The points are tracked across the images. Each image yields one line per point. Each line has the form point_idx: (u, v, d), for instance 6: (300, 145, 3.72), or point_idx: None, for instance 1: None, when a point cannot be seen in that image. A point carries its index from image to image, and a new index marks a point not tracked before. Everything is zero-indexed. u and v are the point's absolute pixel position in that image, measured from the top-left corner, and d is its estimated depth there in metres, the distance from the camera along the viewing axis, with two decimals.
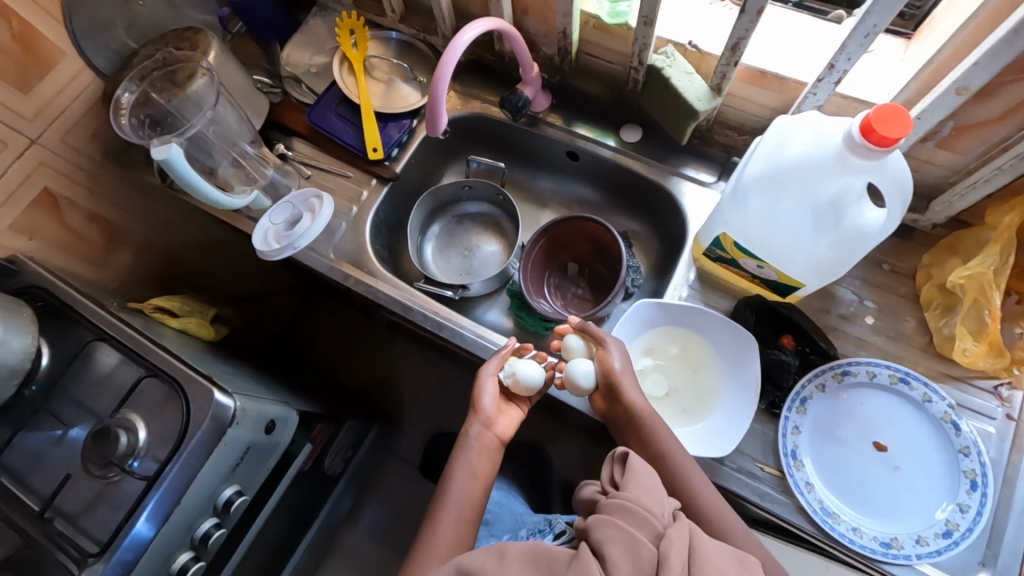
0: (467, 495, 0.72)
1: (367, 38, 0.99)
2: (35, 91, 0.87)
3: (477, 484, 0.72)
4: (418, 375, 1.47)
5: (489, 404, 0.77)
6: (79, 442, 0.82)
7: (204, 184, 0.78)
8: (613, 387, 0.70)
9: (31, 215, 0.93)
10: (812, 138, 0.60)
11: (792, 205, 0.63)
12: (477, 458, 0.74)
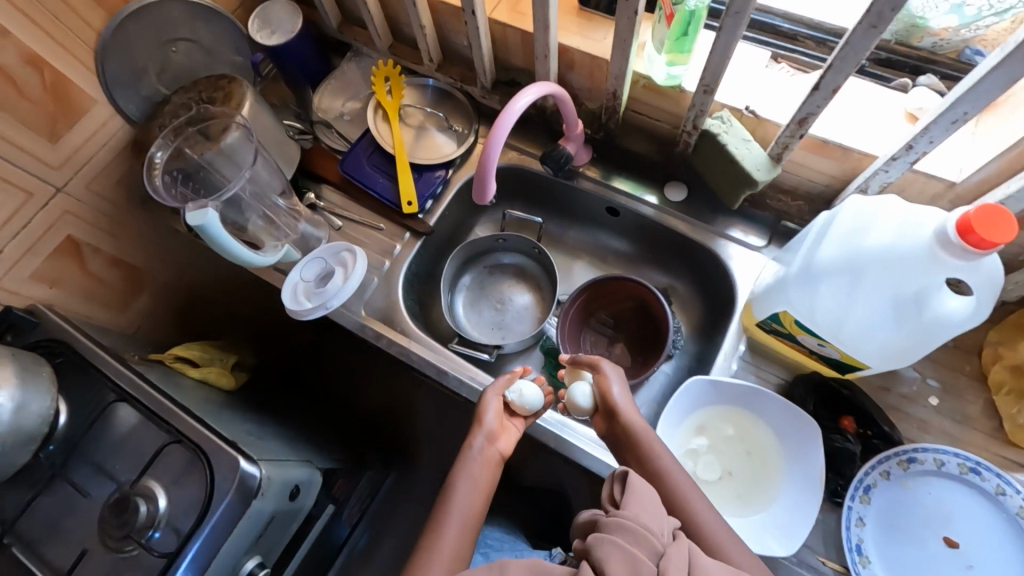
0: (469, 509, 0.65)
1: (402, 86, 0.97)
2: (63, 140, 0.83)
3: (477, 500, 0.66)
4: (439, 418, 1.35)
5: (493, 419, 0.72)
6: (97, 511, 0.78)
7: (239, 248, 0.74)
8: (608, 403, 0.68)
9: (53, 264, 0.90)
10: (896, 228, 0.56)
11: (870, 294, 0.59)
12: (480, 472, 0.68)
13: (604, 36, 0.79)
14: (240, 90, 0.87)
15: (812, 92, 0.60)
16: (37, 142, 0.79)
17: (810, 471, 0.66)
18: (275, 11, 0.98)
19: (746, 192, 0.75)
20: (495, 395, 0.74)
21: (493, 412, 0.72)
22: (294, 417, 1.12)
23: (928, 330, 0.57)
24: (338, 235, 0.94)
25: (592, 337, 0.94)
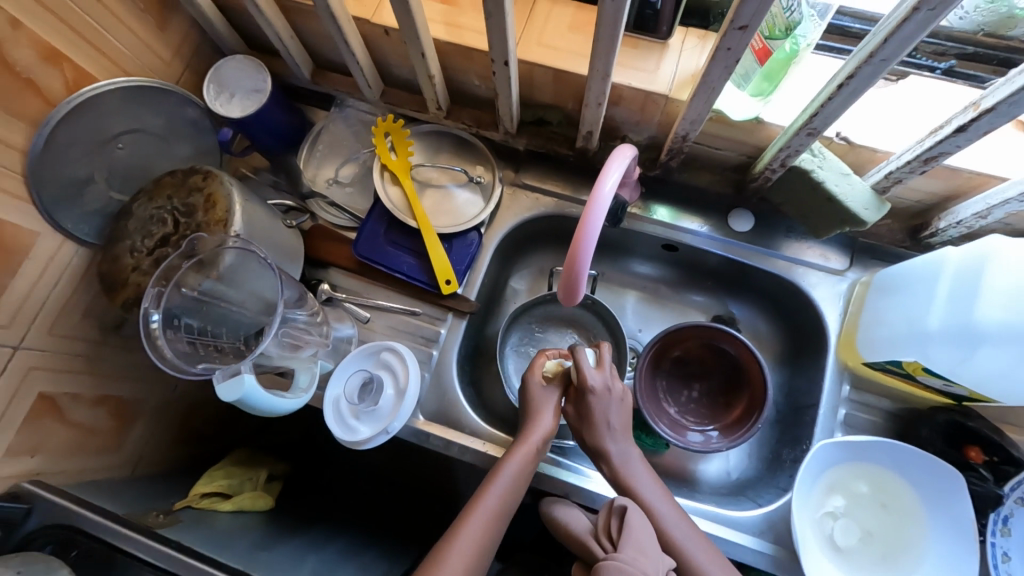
0: (486, 530, 0.61)
1: (407, 141, 0.82)
2: (8, 290, 0.66)
3: (494, 516, 0.63)
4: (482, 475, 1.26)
5: (549, 419, 0.71)
6: None
7: (284, 401, 0.62)
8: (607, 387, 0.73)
9: (30, 431, 0.74)
10: (1005, 299, 0.55)
11: None
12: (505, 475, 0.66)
13: (658, 66, 0.67)
14: (223, 190, 0.69)
15: (953, 132, 0.51)
16: None
17: (961, 522, 0.62)
18: (230, 69, 0.82)
19: (844, 228, 0.68)
20: (540, 387, 0.73)
21: (550, 413, 0.71)
22: (342, 519, 1.01)
23: (920, 346, 0.61)
24: (368, 328, 0.81)
25: (668, 386, 0.88)
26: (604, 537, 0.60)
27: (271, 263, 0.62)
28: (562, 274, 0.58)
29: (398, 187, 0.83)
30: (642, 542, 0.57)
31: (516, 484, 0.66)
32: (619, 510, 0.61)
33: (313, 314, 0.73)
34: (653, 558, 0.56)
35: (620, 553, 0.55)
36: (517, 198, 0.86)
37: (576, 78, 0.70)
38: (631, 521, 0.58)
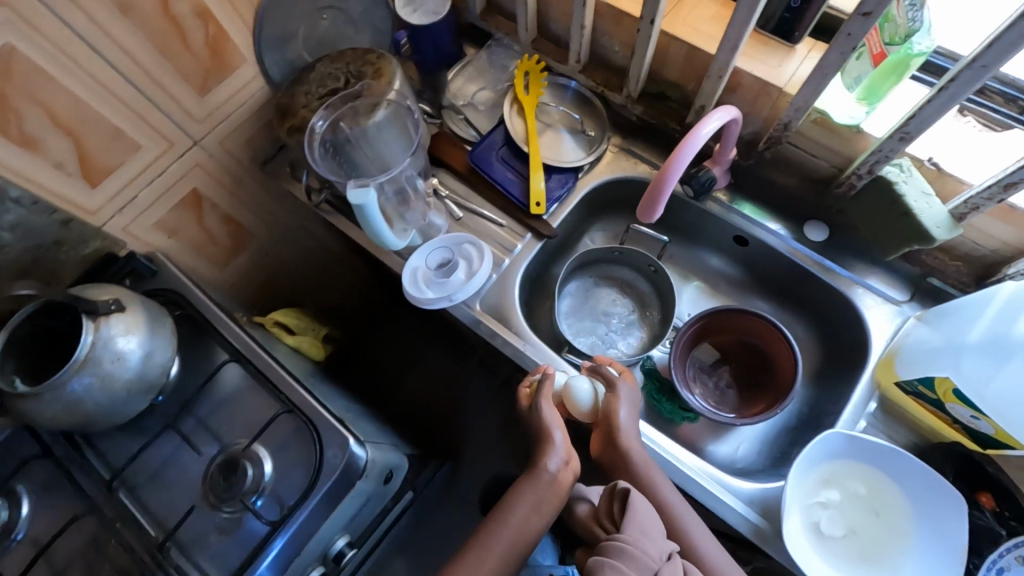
0: (511, 545, 0.69)
1: (541, 83, 0.95)
2: (210, 95, 0.84)
3: (513, 534, 0.69)
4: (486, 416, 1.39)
5: (560, 435, 0.75)
6: (202, 466, 0.80)
7: (383, 229, 0.75)
8: (611, 404, 0.76)
9: (177, 214, 0.91)
10: None
11: None
12: (524, 499, 0.71)
13: (781, 63, 0.76)
14: (390, 66, 0.83)
15: None
16: (187, 94, 0.80)
17: (951, 544, 0.64)
18: None
19: (914, 246, 0.73)
20: (547, 406, 0.76)
21: (561, 430, 0.74)
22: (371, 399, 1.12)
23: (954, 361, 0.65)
24: (459, 225, 0.92)
25: (700, 363, 0.94)
26: (607, 519, 0.67)
27: (421, 129, 0.81)
28: (652, 181, 0.72)
29: (522, 121, 0.95)
30: (646, 530, 0.62)
31: (535, 506, 0.71)
32: (625, 495, 0.66)
33: (421, 198, 0.88)
34: (654, 539, 0.61)
35: (623, 534, 0.61)
36: (619, 159, 0.96)
37: (705, 58, 0.80)
38: (637, 512, 0.63)
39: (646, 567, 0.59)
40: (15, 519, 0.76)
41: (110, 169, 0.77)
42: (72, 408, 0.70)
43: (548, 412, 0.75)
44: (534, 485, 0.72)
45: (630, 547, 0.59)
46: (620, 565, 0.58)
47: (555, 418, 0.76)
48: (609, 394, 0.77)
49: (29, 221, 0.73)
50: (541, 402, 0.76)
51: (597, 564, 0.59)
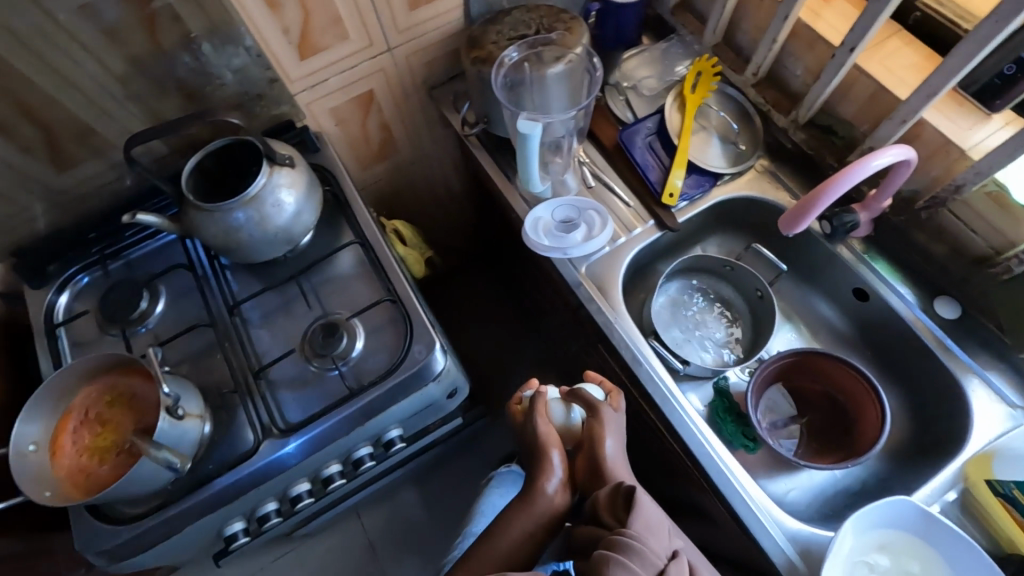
0: (511, 555, 0.68)
1: (710, 85, 0.97)
2: (418, 11, 0.93)
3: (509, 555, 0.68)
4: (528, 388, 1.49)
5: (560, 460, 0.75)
6: (306, 324, 0.89)
7: (531, 165, 0.82)
8: (597, 431, 0.76)
9: (350, 107, 1.02)
10: None
11: None
12: (519, 523, 0.69)
13: (971, 127, 0.75)
14: (583, 30, 0.89)
15: None
16: (402, 3, 0.90)
17: None
18: None
19: None
20: (541, 423, 0.77)
21: (556, 454, 0.74)
22: None
23: None
24: (588, 194, 0.96)
25: (771, 401, 0.94)
26: (610, 516, 0.63)
27: (593, 97, 0.87)
28: (807, 195, 0.77)
29: (679, 116, 0.97)
30: (650, 530, 0.59)
31: (534, 526, 0.70)
32: (629, 493, 0.64)
33: (566, 153, 0.94)
34: (661, 536, 0.59)
35: (629, 529, 0.58)
36: (762, 179, 0.96)
37: (891, 102, 0.79)
38: (641, 510, 0.60)
39: (654, 564, 0.54)
40: (152, 311, 0.89)
41: (320, 49, 0.88)
42: (232, 233, 0.82)
43: (543, 429, 0.77)
44: (527, 511, 0.70)
45: (636, 545, 0.55)
46: (626, 559, 0.53)
47: (546, 444, 0.75)
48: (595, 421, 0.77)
49: (248, 70, 0.85)
50: (535, 419, 0.77)
51: (599, 559, 0.54)
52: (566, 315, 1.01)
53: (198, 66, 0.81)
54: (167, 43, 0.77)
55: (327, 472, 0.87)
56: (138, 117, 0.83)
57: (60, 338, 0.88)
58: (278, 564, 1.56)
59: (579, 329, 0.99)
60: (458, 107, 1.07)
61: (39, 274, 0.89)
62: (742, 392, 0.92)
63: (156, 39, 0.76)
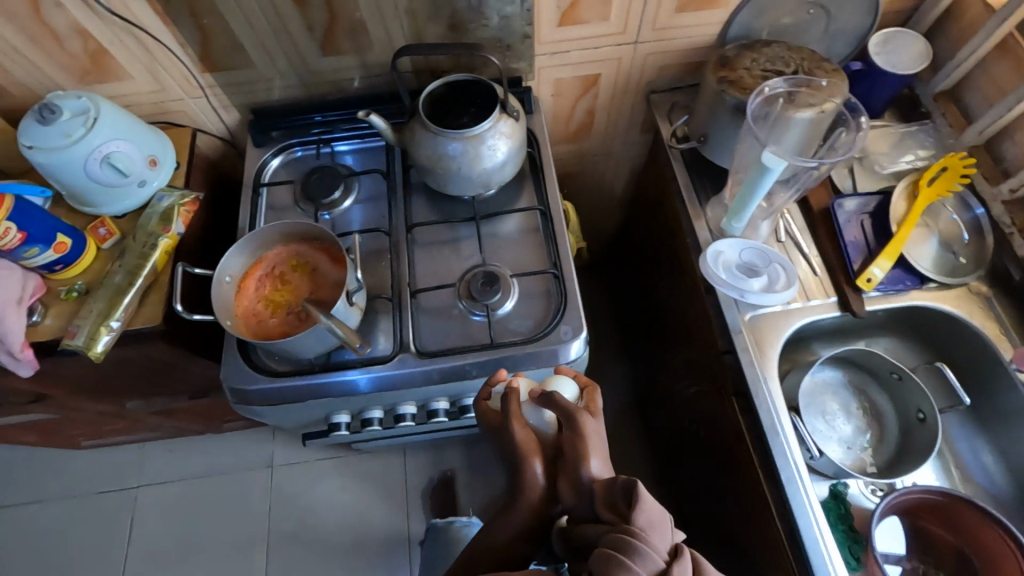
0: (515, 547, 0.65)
1: (952, 184, 0.89)
2: (681, 15, 0.93)
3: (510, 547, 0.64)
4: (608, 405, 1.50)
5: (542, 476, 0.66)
6: (467, 265, 0.92)
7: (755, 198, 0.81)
8: (578, 445, 0.64)
9: (573, 82, 1.04)
10: None
11: None
12: (511, 523, 0.65)
13: None
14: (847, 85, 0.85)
15: None
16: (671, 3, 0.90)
17: None
18: (905, 39, 0.96)
19: None
20: (516, 426, 0.68)
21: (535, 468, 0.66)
22: None
23: None
24: (776, 246, 0.93)
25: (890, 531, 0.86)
26: (613, 506, 0.57)
27: (851, 152, 0.80)
28: None
29: (905, 205, 0.91)
30: (654, 524, 0.53)
31: (530, 530, 0.65)
32: (629, 485, 0.56)
33: (771, 207, 0.91)
34: (662, 536, 0.53)
35: (631, 527, 0.52)
36: (972, 301, 0.87)
37: None
38: (643, 504, 0.53)
39: (657, 566, 0.49)
40: (341, 203, 0.97)
41: (579, 22, 0.91)
42: (441, 160, 0.86)
43: (519, 436, 0.67)
44: (505, 522, 0.65)
45: (639, 544, 0.50)
46: (627, 561, 0.49)
47: (522, 456, 0.66)
48: (574, 439, 0.65)
49: (512, 20, 0.87)
50: (511, 426, 0.68)
51: (601, 560, 0.50)
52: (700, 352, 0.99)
53: (477, 4, 0.85)
54: None
55: (435, 406, 0.89)
56: (404, 31, 0.88)
57: (259, 197, 0.97)
58: (321, 463, 1.66)
59: (712, 373, 0.95)
60: (672, 120, 1.06)
61: (263, 136, 1.00)
62: (862, 510, 0.84)
63: None
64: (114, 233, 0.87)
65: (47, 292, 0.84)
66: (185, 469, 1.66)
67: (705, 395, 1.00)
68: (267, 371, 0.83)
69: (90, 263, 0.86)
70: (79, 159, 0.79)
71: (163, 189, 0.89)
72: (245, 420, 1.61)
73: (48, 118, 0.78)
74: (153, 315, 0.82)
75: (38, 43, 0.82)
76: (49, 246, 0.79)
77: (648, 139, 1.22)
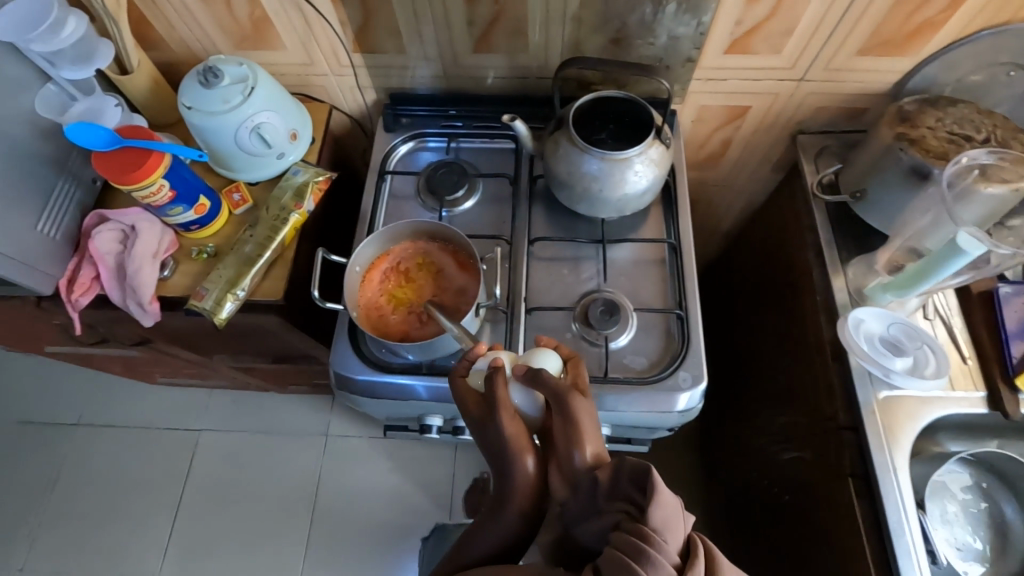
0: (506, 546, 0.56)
1: None
2: (860, 58, 0.85)
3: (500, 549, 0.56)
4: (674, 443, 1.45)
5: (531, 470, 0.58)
6: (585, 288, 0.89)
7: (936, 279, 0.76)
8: (571, 432, 0.56)
9: (719, 111, 0.98)
10: None
11: None
12: (497, 524, 0.56)
13: None
14: None
15: None
16: (853, 45, 0.83)
17: None
18: None
19: None
20: (506, 417, 0.60)
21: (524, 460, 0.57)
22: None
23: None
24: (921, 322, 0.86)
25: None
26: (621, 496, 0.50)
27: None
28: None
29: None
30: (670, 522, 0.46)
31: (519, 531, 0.56)
32: (640, 473, 0.48)
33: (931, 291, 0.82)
34: (676, 534, 0.46)
35: (643, 530, 0.46)
36: None
37: None
38: (657, 500, 0.46)
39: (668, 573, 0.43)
40: (462, 203, 0.95)
41: (748, 52, 0.85)
42: (580, 178, 0.83)
43: (507, 427, 0.59)
44: (494, 529, 0.56)
45: (651, 552, 0.44)
46: (637, 569, 0.43)
47: (513, 453, 0.58)
48: (565, 423, 0.57)
49: (681, 42, 0.82)
50: (500, 414, 0.60)
51: (611, 565, 0.44)
52: (810, 418, 0.93)
53: (649, 20, 0.80)
54: None
55: None
56: (563, 38, 0.85)
57: (383, 183, 0.96)
58: (374, 440, 1.67)
59: (823, 447, 0.89)
60: (818, 166, 0.98)
61: (393, 122, 0.99)
62: None
63: None
64: (247, 200, 0.88)
65: (179, 249, 0.86)
66: (244, 422, 1.71)
67: (807, 465, 0.93)
68: (375, 363, 0.83)
69: (221, 227, 0.87)
70: (232, 125, 0.80)
71: (298, 164, 0.89)
72: (308, 387, 1.64)
73: (211, 81, 0.78)
74: (274, 290, 0.83)
75: (208, 4, 0.83)
76: (191, 207, 0.80)
77: (777, 178, 1.14)
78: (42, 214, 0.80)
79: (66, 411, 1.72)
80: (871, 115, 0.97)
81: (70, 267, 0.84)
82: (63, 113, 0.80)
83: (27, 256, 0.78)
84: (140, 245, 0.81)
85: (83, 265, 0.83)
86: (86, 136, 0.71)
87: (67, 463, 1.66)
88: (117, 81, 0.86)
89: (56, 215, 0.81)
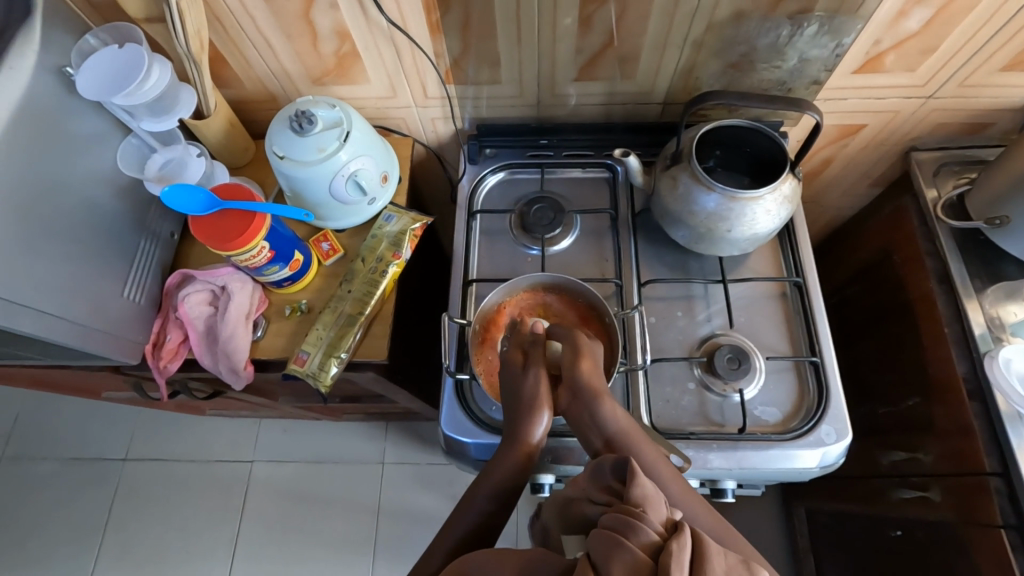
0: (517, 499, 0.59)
1: None
2: (1002, 75, 0.79)
3: (501, 496, 0.58)
4: None
5: (538, 433, 0.61)
6: (702, 334, 0.82)
7: None
8: (574, 356, 0.62)
9: (832, 129, 0.91)
10: None
11: None
12: (499, 469, 0.60)
13: None
14: None
15: None
16: (996, 62, 0.76)
17: None
18: None
19: None
20: (527, 375, 0.63)
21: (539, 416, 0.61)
22: None
23: None
24: None
25: None
26: (607, 495, 0.48)
27: None
28: None
29: None
30: (651, 499, 0.43)
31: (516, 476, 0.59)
32: (622, 463, 0.49)
33: None
34: (654, 506, 0.43)
35: (620, 509, 0.43)
36: None
37: None
38: (637, 477, 0.44)
39: (652, 541, 0.39)
40: (559, 241, 0.87)
41: (879, 70, 0.78)
42: (704, 217, 0.75)
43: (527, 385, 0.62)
44: (489, 479, 0.59)
45: (629, 521, 0.41)
46: (624, 540, 0.39)
47: (529, 394, 0.62)
48: (570, 353, 0.63)
49: (812, 63, 0.76)
50: (526, 370, 0.63)
51: (601, 543, 0.40)
52: (943, 461, 0.86)
53: (781, 43, 0.74)
54: (785, 11, 0.70)
55: None
56: (678, 63, 0.78)
57: (473, 224, 0.89)
58: (433, 469, 1.58)
59: (960, 492, 0.82)
60: (936, 185, 0.92)
61: (477, 153, 0.91)
62: None
63: (779, 6, 0.69)
64: (338, 249, 0.82)
65: (268, 305, 0.80)
66: (297, 452, 1.61)
67: (935, 508, 0.87)
68: (488, 424, 0.76)
69: (313, 278, 0.81)
70: (328, 174, 0.73)
71: (388, 208, 0.83)
72: (364, 414, 1.50)
73: (304, 127, 0.71)
74: (376, 350, 0.77)
75: (292, 40, 0.76)
76: (287, 264, 0.75)
77: (876, 194, 1.07)
78: (127, 279, 0.73)
79: (110, 446, 1.63)
80: (992, 130, 0.91)
81: (154, 330, 0.78)
82: (143, 168, 0.74)
83: (115, 326, 0.72)
84: (234, 307, 0.75)
85: (169, 329, 0.77)
86: (183, 202, 0.66)
87: (108, 497, 1.58)
88: (194, 127, 0.79)
89: (140, 278, 0.75)
